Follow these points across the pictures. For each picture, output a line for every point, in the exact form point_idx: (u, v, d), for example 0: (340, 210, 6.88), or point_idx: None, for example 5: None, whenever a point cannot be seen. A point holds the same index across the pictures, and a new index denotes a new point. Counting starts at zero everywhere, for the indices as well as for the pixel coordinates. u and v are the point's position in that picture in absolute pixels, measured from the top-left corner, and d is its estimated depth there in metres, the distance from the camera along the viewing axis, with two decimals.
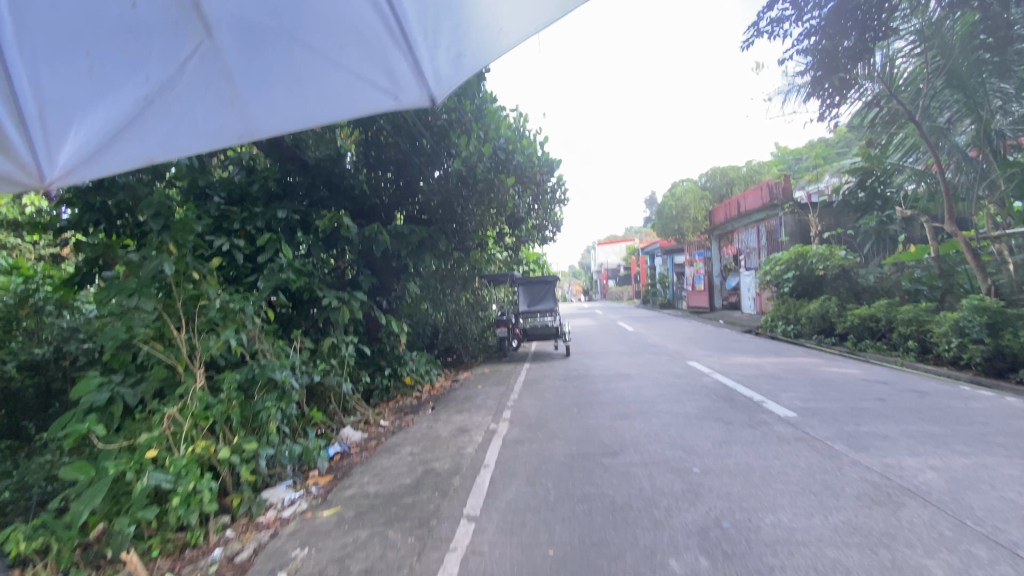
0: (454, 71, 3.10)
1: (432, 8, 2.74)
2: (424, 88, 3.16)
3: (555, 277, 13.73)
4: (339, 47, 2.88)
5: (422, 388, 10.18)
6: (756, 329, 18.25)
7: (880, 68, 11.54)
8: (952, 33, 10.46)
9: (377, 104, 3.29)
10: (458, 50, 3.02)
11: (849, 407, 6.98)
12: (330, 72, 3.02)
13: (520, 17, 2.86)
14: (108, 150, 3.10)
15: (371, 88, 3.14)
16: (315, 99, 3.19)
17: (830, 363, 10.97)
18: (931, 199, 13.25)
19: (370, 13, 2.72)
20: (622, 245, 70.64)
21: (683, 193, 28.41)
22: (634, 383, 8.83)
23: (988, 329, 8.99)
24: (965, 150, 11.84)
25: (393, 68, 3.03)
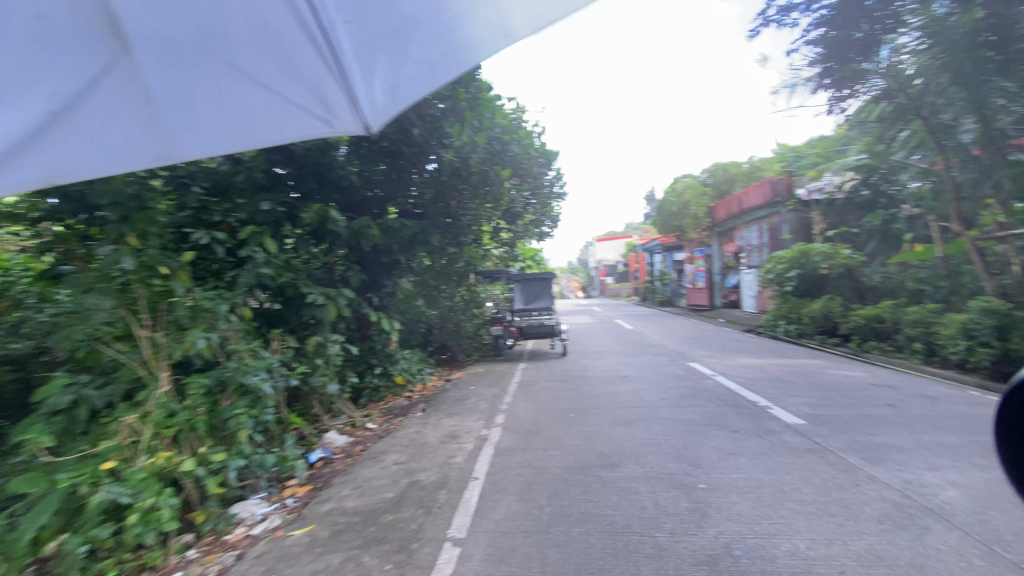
0: (388, 99, 3.47)
1: (364, 45, 3.44)
2: (357, 115, 3.47)
3: (553, 274, 13.29)
4: (263, 71, 3.40)
5: (414, 388, 9.88)
6: (758, 329, 17.89)
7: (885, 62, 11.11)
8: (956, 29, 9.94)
9: (314, 133, 3.53)
10: (391, 84, 3.49)
11: (859, 415, 6.60)
12: (252, 93, 3.44)
13: (488, 26, 3.52)
14: (21, 160, 3.33)
15: (301, 113, 3.48)
16: (241, 120, 3.48)
17: (834, 365, 10.63)
18: (935, 198, 12.72)
19: (309, 49, 3.39)
20: (622, 242, 70.22)
21: (684, 189, 27.92)
22: (633, 386, 8.45)
23: (998, 332, 8.62)
24: (969, 148, 11.35)
25: (327, 95, 3.47)
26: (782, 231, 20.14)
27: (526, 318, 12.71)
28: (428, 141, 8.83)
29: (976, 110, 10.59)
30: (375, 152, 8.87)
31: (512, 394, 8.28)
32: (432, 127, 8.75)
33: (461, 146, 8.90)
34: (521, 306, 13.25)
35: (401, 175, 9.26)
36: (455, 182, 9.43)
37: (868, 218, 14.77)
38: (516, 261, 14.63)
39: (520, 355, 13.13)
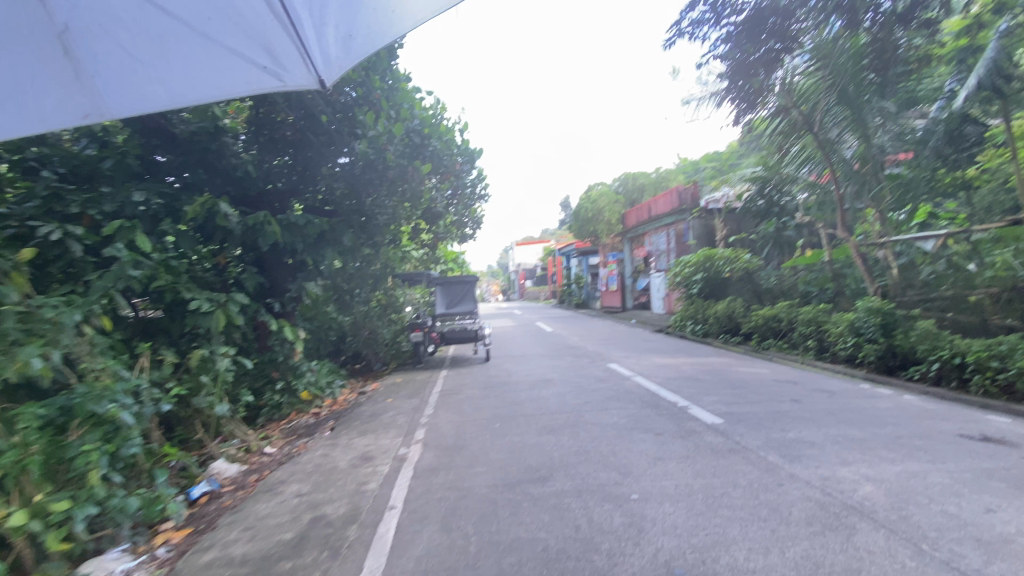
0: (343, 51, 3.11)
1: None
2: (310, 67, 3.10)
3: (476, 277, 12.78)
4: (199, 14, 2.91)
5: (322, 403, 9.02)
6: (667, 329, 18.71)
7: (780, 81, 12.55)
8: (842, 53, 11.59)
9: (259, 86, 3.10)
10: (348, 30, 3.08)
11: (770, 410, 6.89)
12: (185, 40, 2.96)
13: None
14: None
15: (245, 64, 3.03)
16: (174, 72, 3.04)
17: (740, 363, 11.25)
18: (821, 208, 14.45)
19: None
20: (539, 247, 71.52)
21: (598, 195, 29.57)
22: (557, 390, 8.26)
23: (881, 329, 9.56)
24: (851, 163, 12.87)
25: (272, 43, 3.01)
26: (687, 237, 21.32)
27: (449, 324, 12.15)
28: (339, 131, 8.13)
29: (860, 127, 12.23)
30: (277, 140, 7.95)
31: (432, 405, 7.73)
32: (343, 114, 8.06)
33: (375, 136, 8.25)
34: (443, 310, 12.62)
35: (311, 170, 8.46)
36: (370, 177, 8.72)
37: (764, 225, 15.91)
38: (435, 265, 14.04)
39: (440, 363, 12.52)
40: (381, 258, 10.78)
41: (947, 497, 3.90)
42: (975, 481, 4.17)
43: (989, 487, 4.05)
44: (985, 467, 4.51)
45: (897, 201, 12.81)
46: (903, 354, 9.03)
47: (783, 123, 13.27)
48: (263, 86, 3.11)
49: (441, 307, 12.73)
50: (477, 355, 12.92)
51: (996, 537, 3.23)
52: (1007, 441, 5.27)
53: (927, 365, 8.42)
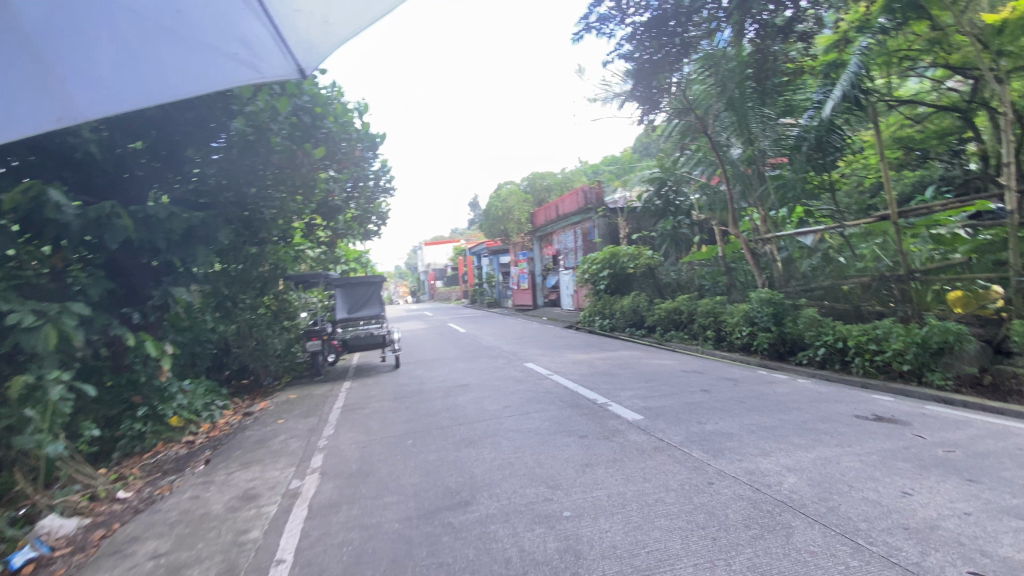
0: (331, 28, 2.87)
1: None
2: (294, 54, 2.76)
3: (382, 278, 11.77)
4: None
5: (197, 429, 7.67)
6: (577, 325, 18.93)
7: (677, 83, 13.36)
8: (728, 60, 12.57)
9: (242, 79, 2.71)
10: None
11: (684, 400, 6.93)
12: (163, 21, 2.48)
13: None
14: None
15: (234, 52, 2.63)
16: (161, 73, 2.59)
17: (649, 354, 11.51)
18: (711, 207, 15.07)
19: None
20: (448, 246, 70.46)
21: (507, 194, 29.25)
22: (473, 396, 7.73)
23: (773, 317, 10.21)
24: (738, 164, 13.80)
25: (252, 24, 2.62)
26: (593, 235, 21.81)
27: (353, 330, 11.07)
28: (209, 106, 6.80)
29: (743, 131, 13.13)
30: (130, 120, 6.38)
31: (331, 425, 6.79)
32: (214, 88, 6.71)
33: (255, 113, 7.11)
34: (346, 314, 11.41)
35: (176, 157, 7.10)
36: (249, 160, 7.57)
37: (661, 224, 16.09)
38: (335, 264, 12.82)
39: (342, 373, 11.37)
40: (264, 253, 9.49)
41: (864, 483, 4.00)
42: (883, 464, 4.38)
43: (896, 470, 4.25)
44: (886, 448, 4.78)
45: (785, 201, 13.21)
46: (792, 341, 9.72)
47: (680, 124, 14.08)
48: (239, 80, 2.71)
49: (342, 311, 11.46)
50: (384, 361, 11.95)
51: (921, 524, 3.31)
52: (896, 420, 5.71)
53: (814, 349, 9.13)
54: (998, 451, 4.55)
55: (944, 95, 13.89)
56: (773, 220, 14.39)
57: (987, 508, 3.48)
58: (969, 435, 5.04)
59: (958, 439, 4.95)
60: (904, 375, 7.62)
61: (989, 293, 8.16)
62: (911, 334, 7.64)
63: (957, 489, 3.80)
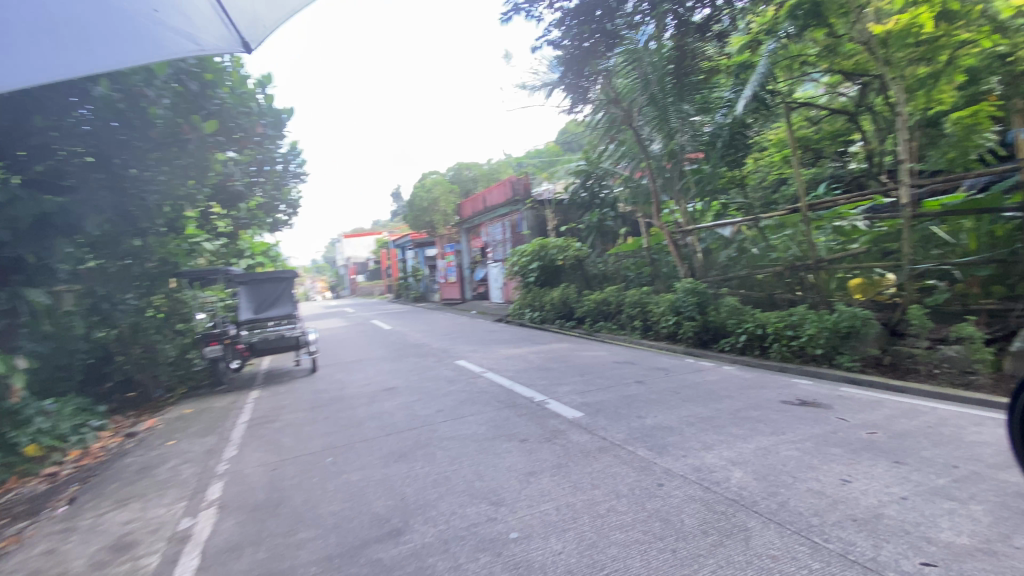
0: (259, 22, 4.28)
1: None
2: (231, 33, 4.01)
3: (294, 273, 10.74)
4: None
5: (65, 457, 6.38)
6: (507, 318, 18.65)
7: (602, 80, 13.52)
8: (649, 58, 12.98)
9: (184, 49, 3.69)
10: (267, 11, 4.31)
11: (620, 393, 6.80)
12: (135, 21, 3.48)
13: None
14: None
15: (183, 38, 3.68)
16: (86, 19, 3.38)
17: (581, 346, 11.43)
18: (634, 199, 15.44)
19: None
20: (370, 239, 67.62)
21: (433, 184, 28.77)
22: (400, 401, 7.12)
23: (697, 306, 10.43)
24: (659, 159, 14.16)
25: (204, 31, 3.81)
26: (521, 226, 21.56)
27: (263, 333, 9.93)
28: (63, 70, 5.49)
29: (663, 126, 13.49)
30: None
31: (235, 445, 5.92)
32: None
33: (124, 76, 6.19)
34: (251, 316, 10.16)
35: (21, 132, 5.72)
36: (122, 135, 6.51)
37: (589, 216, 16.80)
38: (238, 259, 11.47)
39: (250, 380, 10.15)
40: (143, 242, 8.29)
41: (806, 472, 3.99)
42: (818, 451, 4.42)
43: (831, 455, 4.29)
44: (817, 433, 4.87)
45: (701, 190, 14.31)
46: (715, 328, 10.00)
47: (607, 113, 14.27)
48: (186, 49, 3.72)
49: (247, 312, 10.20)
50: (299, 365, 10.86)
51: (866, 513, 3.29)
52: (818, 403, 5.91)
53: (736, 336, 9.45)
54: (914, 430, 4.78)
55: (836, 99, 15.11)
56: (695, 211, 14.88)
57: (921, 491, 3.56)
58: (885, 415, 5.29)
59: (876, 419, 5.17)
60: (817, 358, 8.04)
61: (884, 281, 8.77)
62: (823, 320, 8.06)
63: (889, 473, 3.88)
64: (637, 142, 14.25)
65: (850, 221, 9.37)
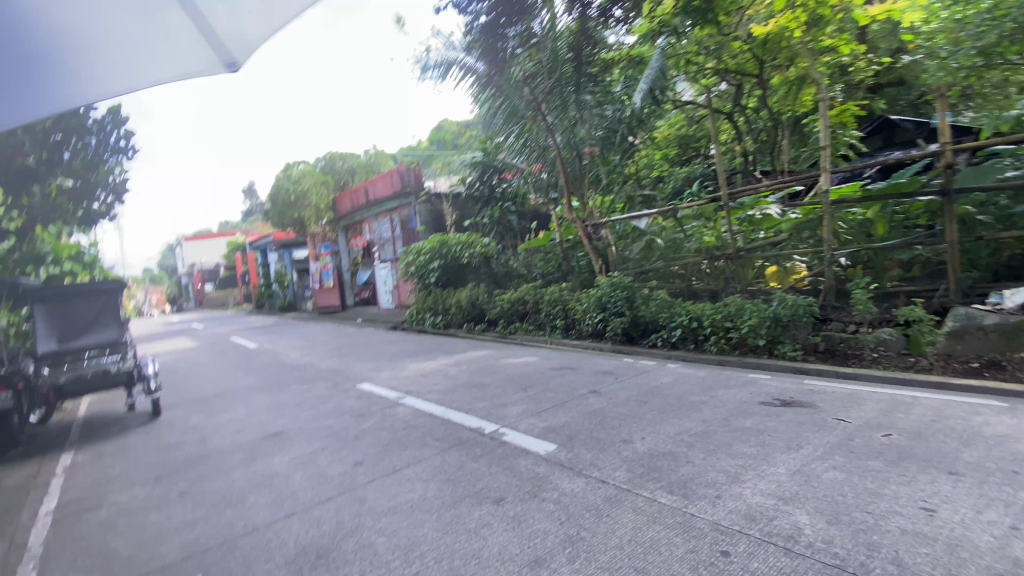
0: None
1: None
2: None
3: (120, 283, 7.85)
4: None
5: None
6: (403, 325, 16.51)
7: (504, 70, 12.28)
8: (545, 50, 12.29)
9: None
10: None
11: (582, 408, 5.63)
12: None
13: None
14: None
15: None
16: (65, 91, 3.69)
17: (502, 351, 10.11)
18: (539, 189, 14.61)
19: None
20: (220, 242, 58.80)
21: (300, 174, 25.54)
22: (298, 454, 5.18)
23: (626, 302, 9.21)
24: (573, 146, 13.25)
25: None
26: (413, 223, 19.22)
27: (77, 368, 7.00)
28: None
29: (566, 120, 12.98)
30: None
31: (35, 562, 3.59)
32: None
33: None
34: (55, 347, 7.27)
35: None
36: None
37: (489, 211, 15.96)
38: (34, 267, 8.30)
39: (60, 437, 7.07)
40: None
41: (876, 503, 3.22)
42: (857, 468, 3.73)
43: (876, 473, 3.62)
44: (834, 443, 4.24)
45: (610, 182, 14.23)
46: (645, 325, 8.85)
47: (484, 93, 12.72)
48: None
49: (49, 342, 7.28)
50: (134, 411, 7.90)
51: (1004, 563, 2.54)
52: (800, 402, 5.35)
53: (667, 331, 8.43)
54: (923, 426, 4.38)
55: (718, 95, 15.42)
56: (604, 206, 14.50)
57: (1017, 515, 2.95)
58: (876, 410, 4.92)
59: (875, 417, 4.73)
60: (756, 349, 7.47)
61: (798, 269, 8.73)
62: (761, 310, 7.48)
63: (963, 492, 3.24)
64: (542, 128, 13.26)
65: (764, 210, 8.98)
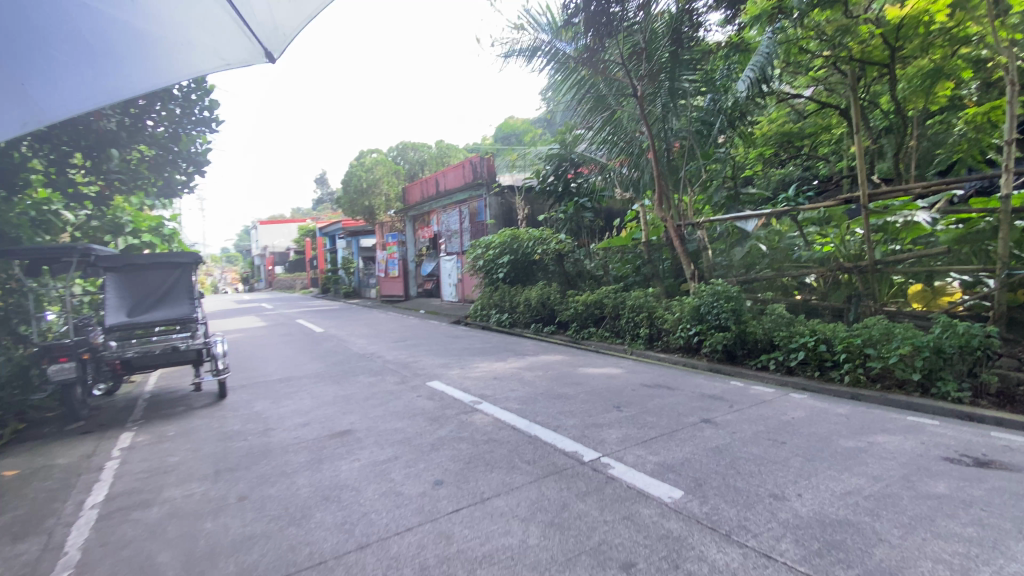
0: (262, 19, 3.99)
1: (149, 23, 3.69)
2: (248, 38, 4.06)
3: (191, 258, 7.60)
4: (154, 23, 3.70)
5: None
6: (466, 320, 15.98)
7: (596, 58, 11.46)
8: (642, 31, 11.10)
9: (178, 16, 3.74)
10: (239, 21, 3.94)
11: (701, 443, 4.63)
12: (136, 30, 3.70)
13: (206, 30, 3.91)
14: None
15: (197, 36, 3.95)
16: (84, 85, 3.79)
17: (579, 357, 9.23)
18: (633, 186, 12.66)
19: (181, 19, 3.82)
20: (292, 227, 61.55)
21: (373, 163, 25.89)
22: (368, 462, 4.55)
23: (732, 315, 7.98)
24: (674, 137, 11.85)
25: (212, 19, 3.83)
26: (481, 216, 18.70)
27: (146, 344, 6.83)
28: None
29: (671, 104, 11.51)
30: None
31: (67, 574, 3.10)
32: None
33: None
34: (123, 319, 7.07)
35: None
36: None
37: (563, 206, 14.52)
38: (113, 237, 8.31)
39: (122, 413, 6.90)
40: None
41: None
42: None
43: None
44: None
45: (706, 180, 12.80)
46: (754, 343, 7.66)
47: (578, 73, 11.63)
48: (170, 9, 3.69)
49: (118, 314, 7.10)
50: (200, 391, 7.67)
51: None
52: (998, 462, 4.10)
53: (786, 353, 7.21)
54: None
55: (830, 80, 12.55)
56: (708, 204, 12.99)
57: None
58: None
59: None
60: (905, 385, 6.11)
61: (951, 290, 7.31)
62: (916, 336, 6.13)
63: None
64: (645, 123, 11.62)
65: (911, 218, 7.57)
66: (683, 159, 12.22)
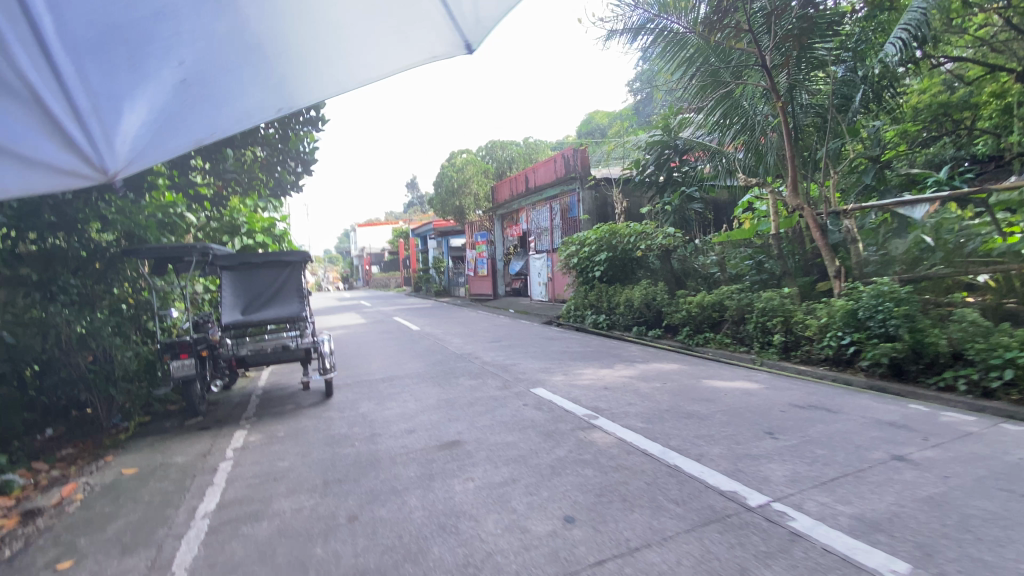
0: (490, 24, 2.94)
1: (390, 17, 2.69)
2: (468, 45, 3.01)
3: (303, 258, 7.70)
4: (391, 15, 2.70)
5: None
6: (559, 320, 15.32)
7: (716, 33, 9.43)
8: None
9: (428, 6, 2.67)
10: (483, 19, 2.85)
11: (903, 490, 3.57)
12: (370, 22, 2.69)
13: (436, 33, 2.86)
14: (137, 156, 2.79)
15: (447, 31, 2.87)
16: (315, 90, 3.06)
17: (698, 366, 8.17)
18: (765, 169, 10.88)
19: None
20: (386, 229, 64.62)
21: (464, 163, 26.12)
22: (484, 483, 4.02)
23: (905, 322, 6.58)
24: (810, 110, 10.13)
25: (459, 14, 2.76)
26: (574, 211, 17.91)
27: (258, 343, 7.09)
28: None
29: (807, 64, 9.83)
30: None
31: None
32: None
33: None
34: (239, 317, 7.24)
35: None
36: None
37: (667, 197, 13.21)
38: (231, 238, 8.69)
39: (238, 408, 7.09)
40: (98, 204, 6.38)
41: None
42: None
43: None
44: None
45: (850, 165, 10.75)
46: (934, 357, 6.22)
47: (688, 49, 10.03)
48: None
49: (234, 312, 7.30)
50: (309, 390, 7.71)
51: None
52: None
53: (985, 371, 5.71)
54: None
55: (998, 39, 9.82)
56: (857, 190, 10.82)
57: None
58: None
59: None
60: None
61: None
62: None
63: None
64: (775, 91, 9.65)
65: None
66: (817, 142, 10.49)
